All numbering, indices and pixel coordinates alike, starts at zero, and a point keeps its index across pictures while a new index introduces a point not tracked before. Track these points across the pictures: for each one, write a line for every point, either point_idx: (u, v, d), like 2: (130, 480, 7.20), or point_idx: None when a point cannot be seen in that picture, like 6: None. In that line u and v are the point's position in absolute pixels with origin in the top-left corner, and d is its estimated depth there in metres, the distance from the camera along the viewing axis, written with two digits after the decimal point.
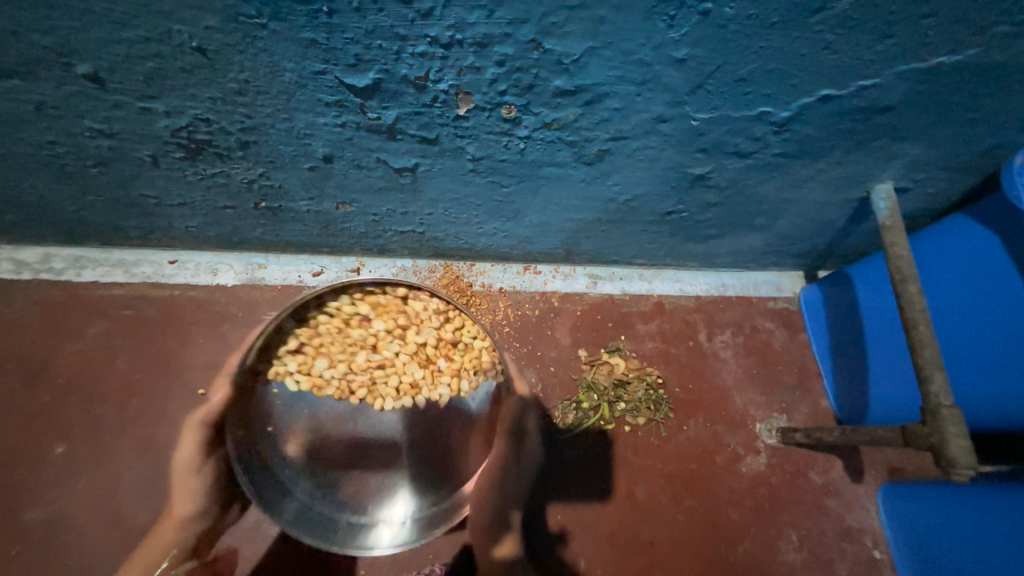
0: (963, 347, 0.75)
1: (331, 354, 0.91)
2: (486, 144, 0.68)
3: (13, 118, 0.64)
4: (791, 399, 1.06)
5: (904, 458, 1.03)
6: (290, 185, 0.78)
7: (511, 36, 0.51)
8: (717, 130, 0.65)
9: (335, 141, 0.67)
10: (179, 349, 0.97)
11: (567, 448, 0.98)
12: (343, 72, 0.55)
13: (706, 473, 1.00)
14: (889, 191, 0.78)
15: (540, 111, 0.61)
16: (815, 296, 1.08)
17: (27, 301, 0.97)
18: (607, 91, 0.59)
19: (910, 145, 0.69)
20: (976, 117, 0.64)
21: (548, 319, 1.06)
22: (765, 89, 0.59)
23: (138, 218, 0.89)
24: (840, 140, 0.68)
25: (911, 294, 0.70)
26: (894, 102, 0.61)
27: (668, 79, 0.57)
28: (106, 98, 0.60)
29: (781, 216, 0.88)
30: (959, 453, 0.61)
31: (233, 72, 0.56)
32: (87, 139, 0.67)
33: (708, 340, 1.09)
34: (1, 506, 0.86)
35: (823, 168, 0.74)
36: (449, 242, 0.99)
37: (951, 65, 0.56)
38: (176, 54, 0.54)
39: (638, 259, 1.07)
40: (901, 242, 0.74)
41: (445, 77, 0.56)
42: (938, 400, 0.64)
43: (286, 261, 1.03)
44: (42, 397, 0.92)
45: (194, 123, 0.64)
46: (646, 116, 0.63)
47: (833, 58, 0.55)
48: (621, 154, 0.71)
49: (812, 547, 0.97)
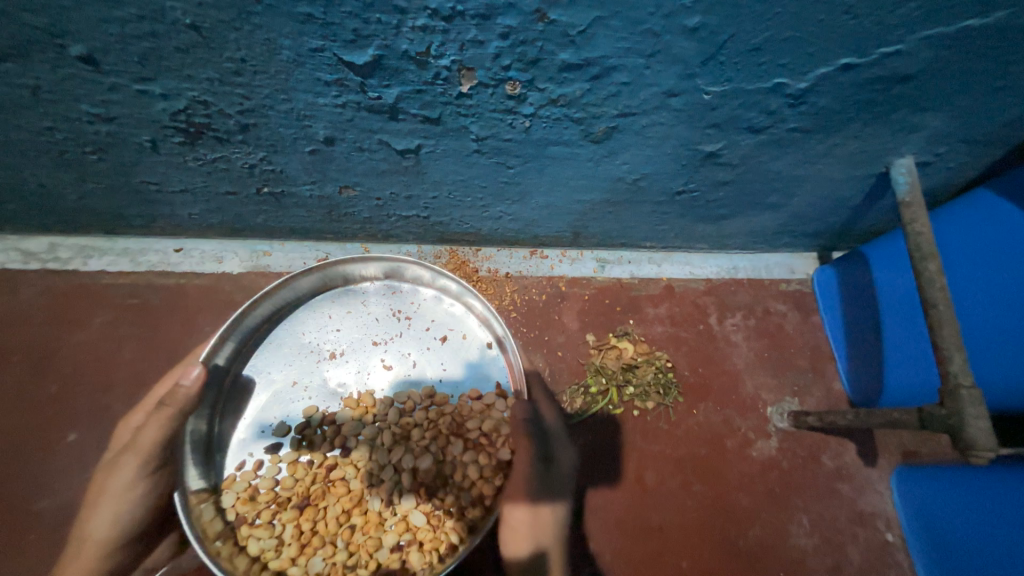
0: (985, 327, 0.73)
1: (327, 438, 0.88)
2: (490, 124, 0.66)
3: (10, 105, 0.63)
4: (804, 382, 1.05)
5: (919, 440, 1.02)
6: (292, 170, 0.77)
7: (515, 7, 0.49)
8: (730, 104, 0.63)
9: (336, 123, 0.66)
10: (187, 337, 0.97)
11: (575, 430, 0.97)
12: (342, 49, 0.54)
13: (717, 458, 0.99)
14: (910, 166, 0.75)
15: (546, 87, 0.59)
16: (830, 277, 1.05)
17: (36, 291, 0.97)
18: (615, 64, 0.56)
19: (934, 116, 0.66)
20: (1006, 84, 0.61)
21: (555, 304, 1.05)
22: (782, 59, 0.56)
23: (142, 205, 0.88)
24: (860, 113, 0.65)
25: (931, 273, 0.68)
26: (918, 71, 0.58)
27: (679, 50, 0.55)
28: (102, 81, 0.59)
29: (795, 194, 0.86)
30: (979, 435, 0.59)
31: (229, 51, 0.54)
32: (86, 125, 0.66)
33: (718, 323, 1.07)
34: (17, 492, 0.88)
35: (840, 144, 0.71)
36: (454, 227, 0.98)
37: (980, 29, 0.53)
38: (171, 32, 0.52)
39: (647, 242, 1.06)
40: (922, 218, 0.71)
41: (446, 53, 0.54)
42: (957, 381, 0.62)
43: (291, 247, 1.03)
44: (52, 386, 0.93)
45: (192, 106, 0.62)
46: (656, 91, 0.61)
47: (855, 24, 0.52)
48: (630, 132, 0.68)
49: (823, 530, 0.96)
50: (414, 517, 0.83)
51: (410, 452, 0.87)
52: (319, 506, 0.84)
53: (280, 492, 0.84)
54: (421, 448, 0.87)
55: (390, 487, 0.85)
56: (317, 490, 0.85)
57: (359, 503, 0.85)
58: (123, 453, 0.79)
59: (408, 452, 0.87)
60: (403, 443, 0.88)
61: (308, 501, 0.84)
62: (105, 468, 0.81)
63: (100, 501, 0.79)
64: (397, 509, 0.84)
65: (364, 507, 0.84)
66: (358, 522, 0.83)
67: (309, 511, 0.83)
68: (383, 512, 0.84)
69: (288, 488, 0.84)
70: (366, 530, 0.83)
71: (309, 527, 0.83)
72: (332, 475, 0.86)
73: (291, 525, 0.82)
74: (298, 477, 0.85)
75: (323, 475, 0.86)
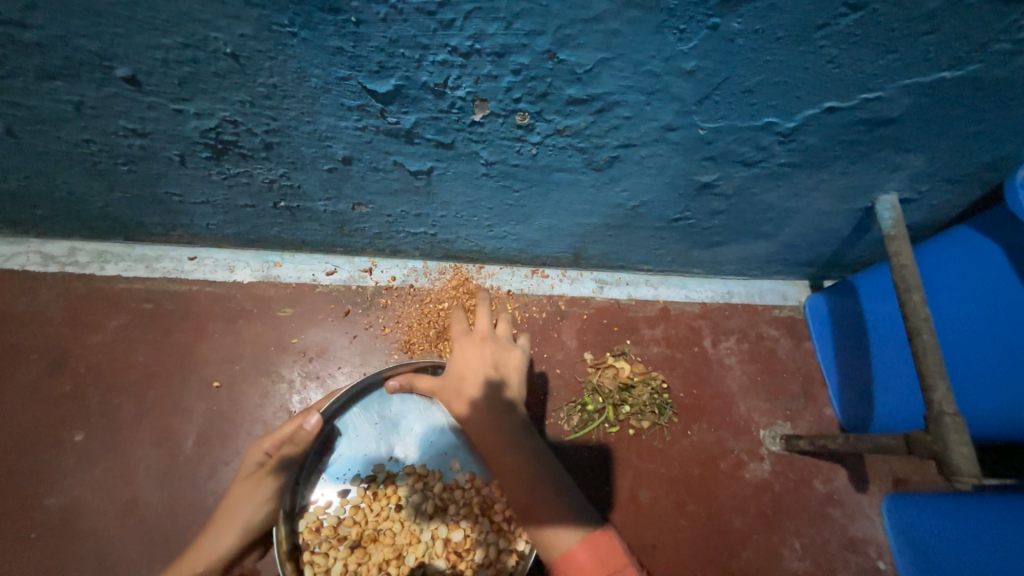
0: (968, 357, 0.76)
1: (389, 488, 0.92)
2: (499, 150, 0.70)
3: (52, 118, 0.67)
4: (796, 407, 1.07)
5: (909, 468, 1.04)
6: (309, 186, 0.81)
7: (528, 47, 0.54)
8: (724, 139, 0.67)
9: (355, 144, 0.70)
10: (196, 343, 1.00)
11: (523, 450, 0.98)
12: (367, 78, 0.58)
13: (710, 479, 1.01)
14: (893, 202, 0.80)
15: (553, 118, 0.64)
16: (820, 305, 1.09)
17: (52, 293, 1.00)
18: (617, 99, 0.61)
19: (914, 156, 0.71)
20: (980, 130, 0.66)
21: (554, 322, 1.08)
22: (772, 101, 0.61)
23: (163, 215, 0.92)
24: (845, 151, 0.70)
25: (915, 303, 0.72)
26: (898, 115, 0.63)
27: (677, 90, 0.59)
28: (141, 100, 0.63)
29: (786, 224, 0.90)
30: (963, 461, 0.61)
31: (262, 77, 0.59)
32: (120, 138, 0.71)
33: (713, 346, 1.10)
34: (21, 491, 0.89)
35: (828, 178, 0.76)
36: (459, 244, 1.01)
37: (952, 80, 0.58)
38: (211, 59, 0.57)
39: (645, 264, 1.09)
40: (905, 251, 0.75)
41: (463, 85, 0.59)
42: (941, 408, 0.65)
43: (301, 259, 1.06)
44: (63, 386, 0.95)
45: (222, 124, 0.67)
46: (655, 125, 0.65)
47: (837, 72, 0.57)
48: (630, 161, 0.73)
49: (815, 556, 0.98)
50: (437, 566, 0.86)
51: (451, 495, 0.91)
52: (368, 549, 0.88)
53: (339, 528, 0.88)
54: (462, 490, 0.92)
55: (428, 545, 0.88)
56: (374, 532, 0.89)
57: (401, 550, 0.88)
58: (263, 472, 0.82)
59: (443, 520, 0.89)
60: (439, 513, 0.90)
61: (360, 542, 0.88)
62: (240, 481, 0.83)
63: (235, 511, 0.81)
64: (425, 572, 0.86)
65: (402, 560, 0.87)
66: (393, 574, 0.86)
67: (359, 552, 0.87)
68: (420, 561, 0.87)
69: (347, 525, 0.88)
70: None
71: (355, 567, 0.86)
72: (388, 524, 0.89)
73: (341, 563, 0.86)
74: (360, 521, 0.89)
75: (379, 521, 0.90)
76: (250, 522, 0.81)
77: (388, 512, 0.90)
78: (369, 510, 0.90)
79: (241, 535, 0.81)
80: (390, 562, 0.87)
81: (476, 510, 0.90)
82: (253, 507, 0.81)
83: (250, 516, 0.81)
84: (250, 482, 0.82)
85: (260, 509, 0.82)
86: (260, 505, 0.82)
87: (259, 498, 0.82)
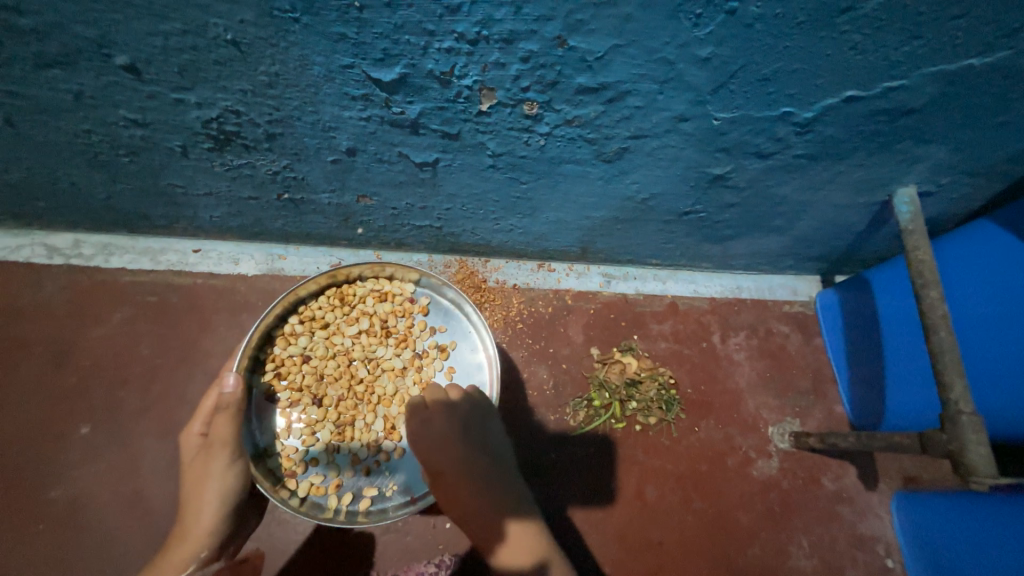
0: (986, 356, 0.74)
1: (292, 361, 0.93)
2: (506, 141, 0.68)
3: (51, 108, 0.66)
4: (805, 404, 1.05)
5: (920, 466, 1.02)
6: (313, 178, 0.79)
7: (537, 33, 0.52)
8: (738, 130, 0.65)
9: (359, 135, 0.69)
10: (200, 336, 0.99)
11: (531, 454, 0.97)
12: (371, 66, 0.57)
13: (716, 475, 1.00)
14: (912, 195, 0.77)
15: (562, 108, 0.62)
16: (832, 301, 1.07)
17: (56, 285, 1.00)
18: (629, 88, 0.59)
19: (936, 147, 0.69)
20: (1005, 120, 0.63)
21: (561, 317, 1.07)
22: (789, 90, 0.59)
23: (166, 207, 0.91)
24: (863, 142, 0.67)
25: (932, 299, 0.70)
26: (920, 104, 0.61)
27: (691, 78, 0.57)
28: (142, 88, 0.62)
29: (800, 218, 0.88)
30: (980, 462, 0.60)
31: (264, 65, 0.57)
32: (121, 129, 0.70)
33: (721, 341, 1.09)
34: (28, 482, 0.89)
35: (845, 171, 0.74)
36: (465, 238, 1.00)
37: (980, 67, 0.55)
38: (212, 46, 0.55)
39: (653, 259, 1.07)
40: (923, 246, 0.73)
41: (469, 73, 0.57)
42: (958, 407, 0.63)
43: (305, 252, 1.05)
44: (68, 378, 0.96)
45: (223, 114, 0.66)
46: (668, 115, 0.63)
47: (859, 59, 0.54)
48: (641, 153, 0.71)
49: (823, 553, 0.97)
50: (395, 404, 0.94)
51: (352, 323, 0.97)
52: (328, 406, 0.92)
53: (296, 412, 0.91)
54: (357, 317, 0.97)
55: (376, 383, 0.94)
56: (315, 393, 0.92)
57: (352, 387, 0.94)
58: (210, 449, 0.81)
59: (367, 363, 0.95)
60: (359, 359, 0.95)
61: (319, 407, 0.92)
62: (194, 464, 0.82)
63: (202, 489, 0.79)
64: (388, 403, 0.94)
65: (359, 399, 0.93)
66: (362, 409, 0.93)
67: (324, 413, 0.91)
68: (379, 393, 0.94)
69: (300, 409, 0.92)
70: (374, 416, 0.93)
71: (334, 428, 0.91)
72: (325, 377, 0.93)
73: (322, 433, 0.91)
74: (302, 399, 0.92)
75: (315, 380, 0.93)
76: (224, 500, 0.80)
77: (301, 365, 0.93)
78: (299, 384, 0.92)
79: (217, 513, 0.80)
80: (355, 409, 0.93)
81: (394, 332, 0.98)
82: (221, 482, 0.80)
83: (224, 487, 0.80)
84: (201, 462, 0.81)
85: (232, 481, 0.80)
86: (232, 482, 0.80)
87: (228, 476, 0.80)
